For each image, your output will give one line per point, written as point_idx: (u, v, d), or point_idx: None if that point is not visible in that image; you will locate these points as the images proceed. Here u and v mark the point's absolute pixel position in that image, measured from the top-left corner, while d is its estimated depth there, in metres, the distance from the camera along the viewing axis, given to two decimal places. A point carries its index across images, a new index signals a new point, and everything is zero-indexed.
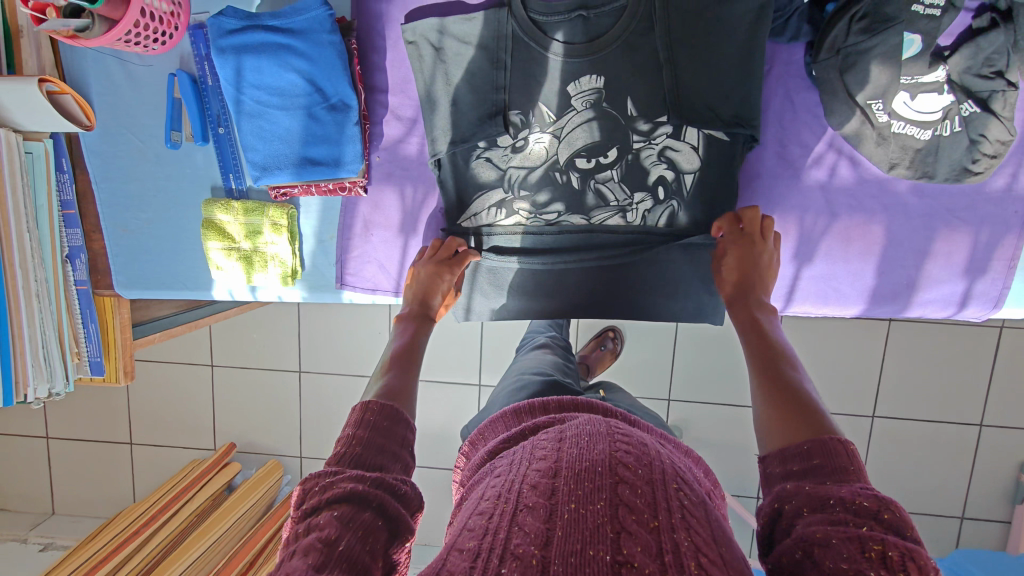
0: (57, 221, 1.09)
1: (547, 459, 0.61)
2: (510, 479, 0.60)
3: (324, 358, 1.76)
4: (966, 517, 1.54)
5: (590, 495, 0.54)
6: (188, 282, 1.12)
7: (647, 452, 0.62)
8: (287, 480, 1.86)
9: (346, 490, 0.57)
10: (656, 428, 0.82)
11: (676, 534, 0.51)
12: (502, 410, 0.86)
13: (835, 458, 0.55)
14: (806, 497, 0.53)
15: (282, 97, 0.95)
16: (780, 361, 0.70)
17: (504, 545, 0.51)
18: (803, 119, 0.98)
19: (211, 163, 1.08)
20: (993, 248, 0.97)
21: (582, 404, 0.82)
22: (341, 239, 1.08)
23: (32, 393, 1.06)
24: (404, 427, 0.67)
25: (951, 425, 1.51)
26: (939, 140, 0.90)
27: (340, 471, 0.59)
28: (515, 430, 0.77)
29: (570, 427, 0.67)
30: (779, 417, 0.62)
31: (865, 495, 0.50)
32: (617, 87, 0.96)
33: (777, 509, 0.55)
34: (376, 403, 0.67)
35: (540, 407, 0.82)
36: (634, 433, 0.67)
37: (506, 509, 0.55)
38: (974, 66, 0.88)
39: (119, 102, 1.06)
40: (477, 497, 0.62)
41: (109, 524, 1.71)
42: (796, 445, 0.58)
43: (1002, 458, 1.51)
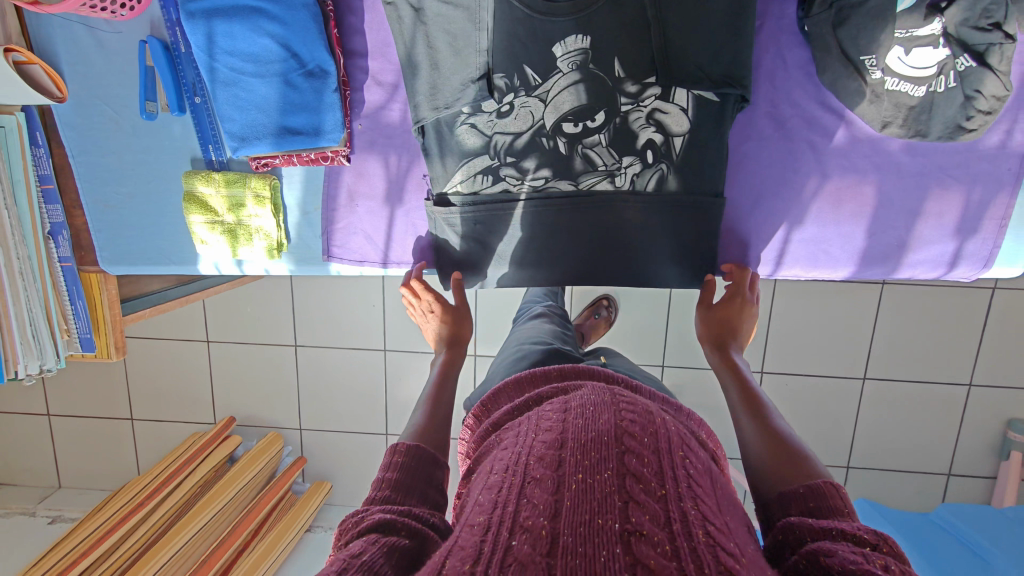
0: (36, 197, 1.08)
1: (552, 431, 0.60)
2: (518, 450, 0.60)
3: (320, 332, 1.77)
4: (953, 473, 1.58)
5: (597, 466, 0.54)
6: (174, 257, 1.11)
7: (652, 420, 0.61)
8: (288, 452, 1.89)
9: (376, 519, 0.61)
10: (658, 394, 0.82)
11: (683, 503, 0.52)
12: (505, 380, 0.86)
13: (829, 500, 0.61)
14: (809, 528, 0.57)
15: (256, 63, 0.91)
16: (762, 406, 0.78)
17: (514, 517, 0.50)
18: (795, 78, 0.95)
19: (189, 134, 1.05)
20: (985, 207, 0.95)
21: (584, 372, 0.82)
22: (325, 210, 1.07)
23: (23, 369, 1.07)
24: (431, 464, 0.72)
25: (940, 384, 1.53)
26: (933, 97, 0.88)
27: (371, 507, 0.64)
28: (520, 400, 0.77)
29: (575, 398, 0.67)
30: (770, 448, 0.70)
31: (864, 529, 0.55)
32: (603, 47, 0.93)
33: (783, 540, 0.58)
34: (402, 445, 0.73)
35: (542, 376, 0.83)
36: (638, 401, 0.67)
37: (515, 481, 0.54)
38: (973, 18, 0.84)
39: (90, 72, 1.03)
40: (486, 469, 0.62)
41: (113, 496, 1.73)
42: (794, 488, 0.64)
43: (989, 416, 1.53)
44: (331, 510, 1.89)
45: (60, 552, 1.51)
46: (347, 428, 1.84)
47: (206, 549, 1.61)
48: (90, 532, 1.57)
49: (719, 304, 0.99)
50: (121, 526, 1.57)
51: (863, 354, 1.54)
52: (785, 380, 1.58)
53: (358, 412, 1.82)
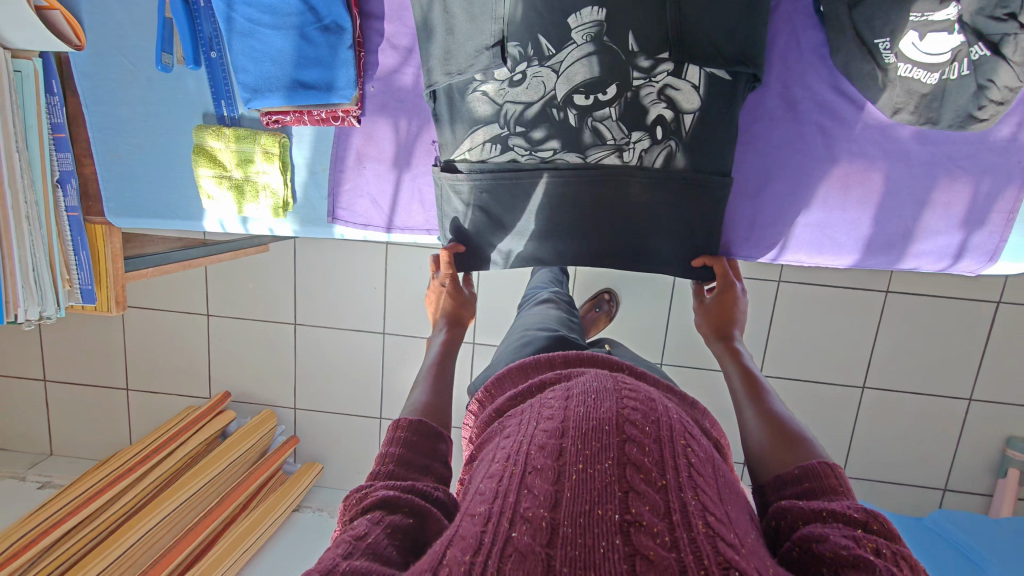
0: (47, 144, 1.09)
1: (554, 418, 0.59)
2: (520, 439, 0.58)
3: (320, 311, 1.77)
4: (949, 488, 1.56)
5: (598, 454, 0.53)
6: (180, 213, 1.12)
7: (655, 409, 0.60)
8: (282, 431, 1.88)
9: (379, 496, 0.59)
10: (663, 381, 0.80)
11: (684, 493, 0.51)
12: (508, 366, 0.85)
13: (823, 481, 0.60)
14: (802, 512, 0.56)
15: (274, 15, 0.92)
16: (761, 391, 0.77)
17: (513, 507, 0.49)
18: (809, 61, 0.95)
19: (203, 88, 1.05)
20: (993, 200, 0.95)
21: (587, 359, 0.81)
22: (333, 170, 1.07)
23: (23, 314, 1.07)
24: (433, 438, 0.71)
25: (940, 396, 1.51)
26: (945, 85, 0.88)
27: (374, 483, 0.62)
28: (523, 386, 0.76)
29: (578, 385, 0.65)
30: (775, 441, 0.68)
31: (854, 507, 0.54)
32: (619, 20, 0.94)
33: (776, 524, 0.57)
34: (406, 420, 0.71)
35: (546, 361, 0.82)
36: (640, 389, 0.66)
37: (515, 471, 0.53)
38: (988, 7, 0.83)
39: (110, 22, 1.04)
40: (488, 458, 0.60)
41: (103, 462, 1.72)
42: (789, 472, 0.63)
43: (989, 431, 1.51)
44: (321, 492, 1.88)
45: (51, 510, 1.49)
46: (342, 411, 1.83)
47: (195, 518, 1.60)
48: (84, 490, 1.57)
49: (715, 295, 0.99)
50: (108, 489, 1.55)
51: (863, 362, 1.53)
52: (783, 384, 1.57)
53: (353, 395, 1.81)
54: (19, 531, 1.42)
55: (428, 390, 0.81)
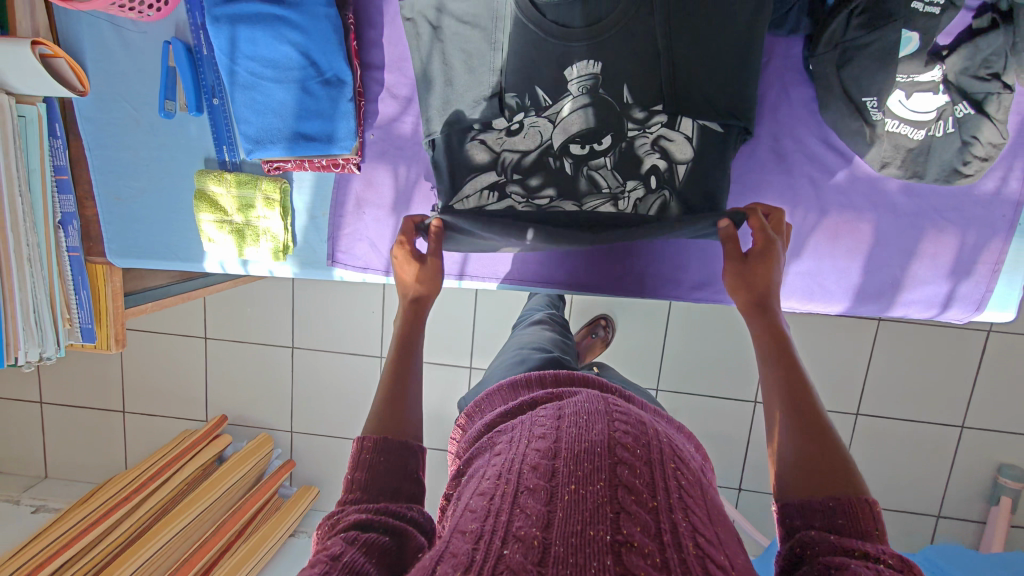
0: (50, 186, 1.11)
1: (546, 438, 0.60)
2: (511, 458, 0.59)
3: (318, 335, 1.77)
4: (942, 514, 1.57)
5: (590, 475, 0.53)
6: (180, 254, 1.13)
7: (645, 432, 0.60)
8: (277, 454, 1.88)
9: (352, 520, 0.59)
10: (650, 405, 0.81)
11: (674, 514, 0.51)
12: (499, 384, 0.85)
13: (860, 521, 0.52)
14: (829, 547, 0.51)
15: (276, 70, 0.90)
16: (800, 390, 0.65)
17: (506, 527, 0.50)
18: (799, 115, 0.97)
19: (205, 133, 1.07)
20: (979, 251, 0.97)
21: (577, 378, 0.82)
22: (333, 215, 1.08)
23: (23, 355, 1.08)
24: (403, 454, 0.66)
25: (936, 424, 1.53)
26: (931, 141, 0.91)
27: (345, 507, 0.61)
28: (513, 404, 0.75)
29: (569, 405, 0.65)
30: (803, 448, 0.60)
31: (889, 554, 0.49)
32: (613, 73, 0.97)
33: (797, 552, 0.53)
34: (370, 440, 0.66)
35: (537, 380, 0.81)
36: (631, 411, 0.66)
37: (507, 490, 0.54)
38: (971, 67, 0.88)
39: (112, 69, 1.05)
40: (478, 475, 0.61)
41: (99, 489, 1.72)
42: (819, 501, 0.55)
43: (978, 458, 1.53)
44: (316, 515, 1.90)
45: (41, 544, 1.47)
46: (338, 433, 1.84)
47: (187, 549, 1.59)
48: (69, 528, 1.54)
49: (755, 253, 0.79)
50: (108, 515, 1.56)
51: (855, 390, 1.55)
52: None
53: (349, 418, 1.82)
54: (13, 566, 1.41)
55: (412, 355, 0.77)
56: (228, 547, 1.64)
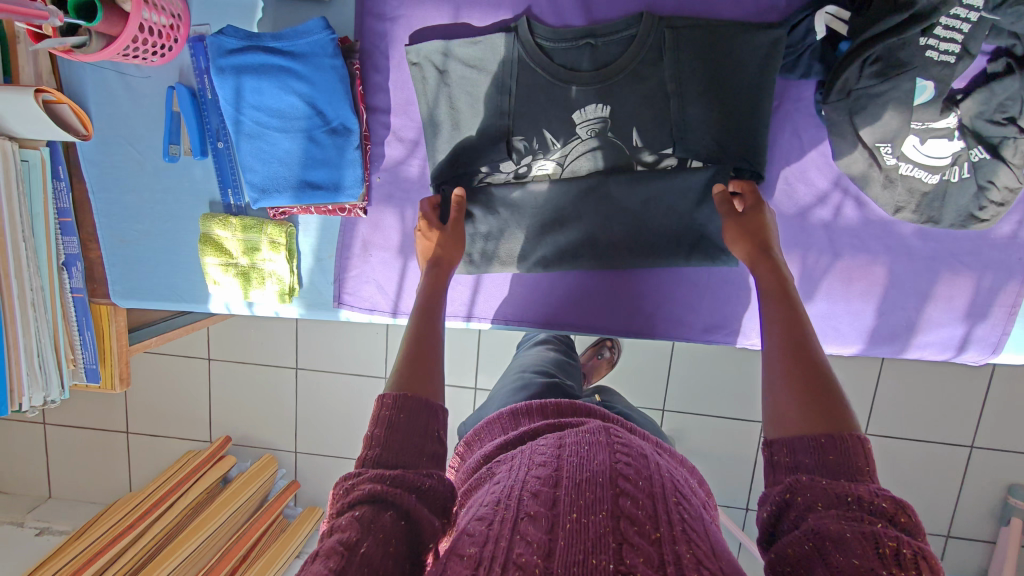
0: (53, 229, 1.09)
1: (547, 466, 0.58)
2: (510, 485, 0.57)
3: (321, 356, 1.74)
4: (952, 533, 1.48)
5: (592, 505, 0.52)
6: (185, 296, 1.12)
7: (647, 464, 0.58)
8: (282, 474, 1.86)
9: (366, 492, 0.54)
10: (651, 436, 0.75)
11: (678, 546, 0.49)
12: (498, 410, 0.78)
13: (853, 459, 0.52)
14: (824, 492, 0.50)
15: (282, 119, 0.91)
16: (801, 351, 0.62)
17: (507, 553, 0.49)
18: (812, 158, 0.95)
19: (210, 176, 1.06)
20: (994, 294, 0.96)
21: (582, 410, 0.74)
22: (339, 257, 1.07)
23: (27, 401, 1.06)
24: (425, 413, 0.61)
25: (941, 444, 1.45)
26: (946, 186, 0.90)
27: (361, 472, 0.56)
28: (513, 434, 0.70)
29: (570, 434, 0.63)
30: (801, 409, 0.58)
31: (882, 495, 0.49)
32: (623, 116, 0.95)
33: (788, 499, 0.53)
34: (391, 397, 0.61)
35: (538, 410, 0.74)
36: (633, 442, 0.63)
37: (507, 516, 0.52)
38: (988, 112, 0.87)
39: (116, 112, 1.05)
40: (476, 500, 0.59)
41: (104, 513, 1.71)
42: (811, 437, 0.54)
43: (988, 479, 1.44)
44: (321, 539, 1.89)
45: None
46: (338, 454, 1.81)
47: None
48: (77, 553, 1.54)
49: (748, 210, 0.85)
50: (97, 559, 1.51)
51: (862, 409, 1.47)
52: None
53: (352, 439, 1.79)
54: None
55: (434, 328, 0.73)
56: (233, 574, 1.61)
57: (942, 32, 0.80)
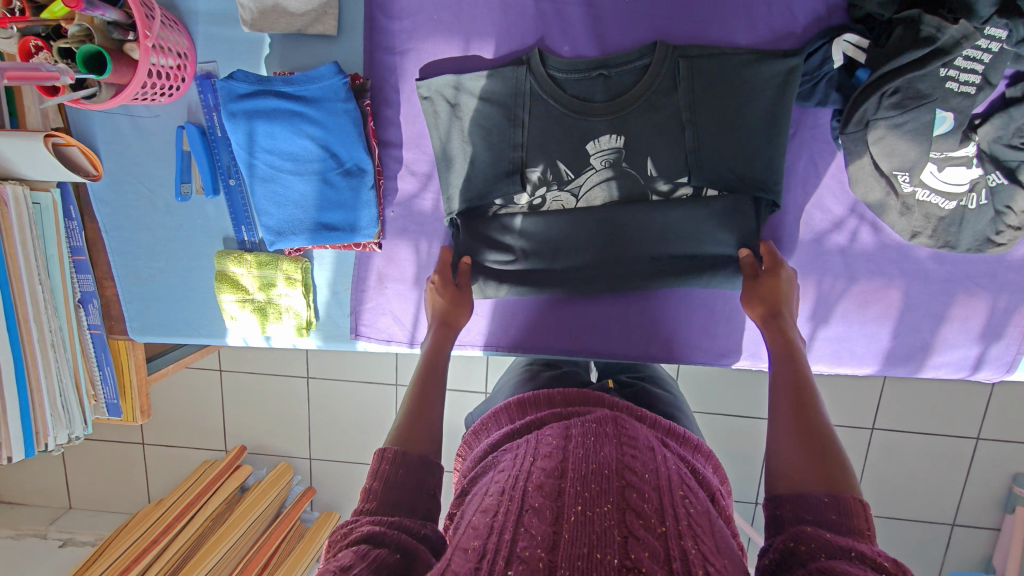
0: (68, 268, 1.07)
1: (552, 457, 0.56)
2: (514, 475, 0.55)
3: (332, 360, 1.52)
4: (958, 523, 1.36)
5: (597, 498, 0.50)
6: (203, 330, 1.12)
7: (654, 457, 0.57)
8: (298, 481, 1.63)
9: (364, 532, 0.54)
10: (665, 421, 0.71)
11: (684, 541, 0.48)
12: (506, 400, 0.77)
13: (851, 518, 0.52)
14: (825, 543, 0.49)
15: (296, 163, 0.95)
16: (806, 405, 0.65)
17: (509, 547, 0.46)
18: (828, 185, 0.95)
19: (223, 214, 1.06)
20: (1010, 315, 0.97)
21: (590, 398, 0.73)
22: (355, 290, 1.08)
23: (53, 440, 1.05)
24: (422, 469, 0.62)
25: (950, 438, 1.31)
26: (963, 212, 0.89)
27: (359, 517, 0.57)
28: (519, 424, 0.69)
29: (576, 424, 0.62)
30: (805, 449, 0.60)
31: (885, 557, 0.46)
32: (637, 146, 0.93)
33: (791, 547, 0.51)
34: (391, 451, 0.63)
35: (545, 400, 0.73)
36: (640, 434, 0.62)
37: (511, 507, 0.50)
38: (1005, 136, 0.86)
39: (127, 152, 1.04)
40: (478, 493, 0.57)
41: (124, 529, 1.47)
42: (814, 496, 0.55)
43: (994, 469, 1.32)
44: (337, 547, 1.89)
45: None
46: (356, 459, 1.57)
47: None
48: None
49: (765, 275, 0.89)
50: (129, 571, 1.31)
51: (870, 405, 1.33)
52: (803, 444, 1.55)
53: (373, 448, 1.55)
54: None
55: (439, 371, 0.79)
56: None
57: (963, 63, 0.80)
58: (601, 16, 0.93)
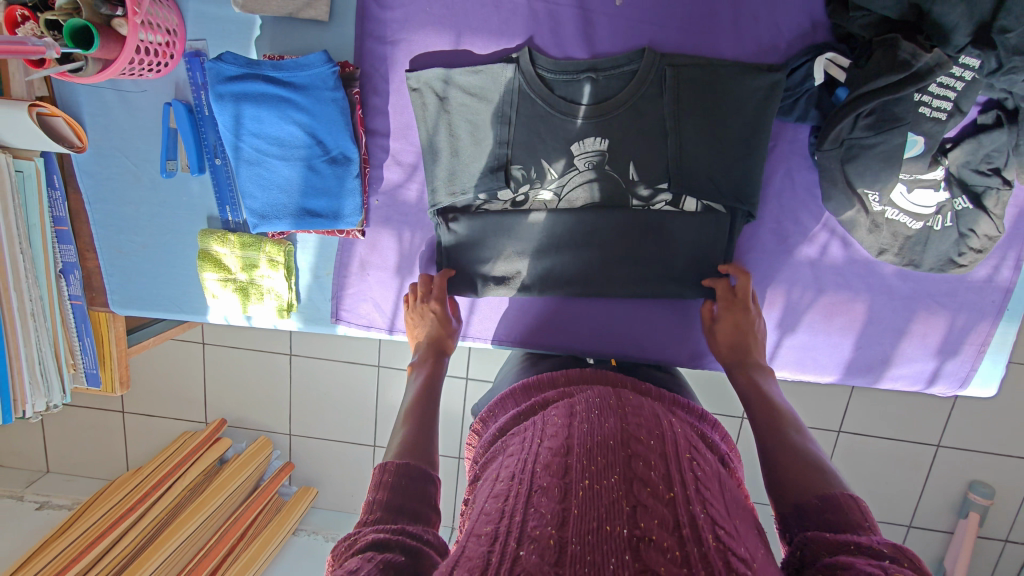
0: (50, 238, 1.07)
1: (557, 436, 0.59)
2: (523, 458, 0.58)
3: (315, 339, 1.53)
4: (913, 525, 1.42)
5: (604, 471, 0.53)
6: (185, 306, 1.13)
7: (660, 424, 0.61)
8: (276, 456, 1.65)
9: (369, 538, 0.55)
10: (669, 394, 0.78)
11: (693, 506, 0.50)
12: (511, 386, 0.82)
13: (848, 514, 0.55)
14: (826, 541, 0.52)
15: (282, 148, 0.96)
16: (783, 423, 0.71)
17: (520, 527, 0.49)
18: (801, 198, 0.98)
19: (207, 193, 1.06)
20: (966, 333, 1.01)
21: (592, 376, 0.79)
22: (337, 276, 1.09)
23: (31, 408, 1.05)
24: (423, 480, 0.65)
25: (911, 444, 1.36)
26: (929, 233, 0.92)
27: (364, 526, 0.58)
28: (524, 406, 0.73)
29: (580, 402, 0.66)
30: (795, 465, 0.63)
31: (884, 544, 0.49)
32: (620, 150, 0.95)
33: (799, 554, 0.53)
34: (393, 463, 0.66)
35: (548, 381, 0.79)
36: (644, 404, 0.65)
37: (521, 490, 0.53)
38: (974, 162, 0.89)
39: (113, 125, 1.04)
40: (489, 478, 0.60)
41: (100, 495, 1.48)
42: (810, 502, 0.58)
43: (949, 476, 1.37)
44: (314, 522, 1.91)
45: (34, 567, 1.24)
46: (334, 436, 1.60)
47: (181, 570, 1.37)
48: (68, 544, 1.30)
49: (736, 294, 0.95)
50: (98, 542, 1.31)
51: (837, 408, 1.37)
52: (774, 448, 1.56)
53: (354, 426, 1.58)
54: None
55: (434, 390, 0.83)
56: (218, 567, 1.41)
57: (936, 89, 0.82)
58: (592, 19, 0.94)
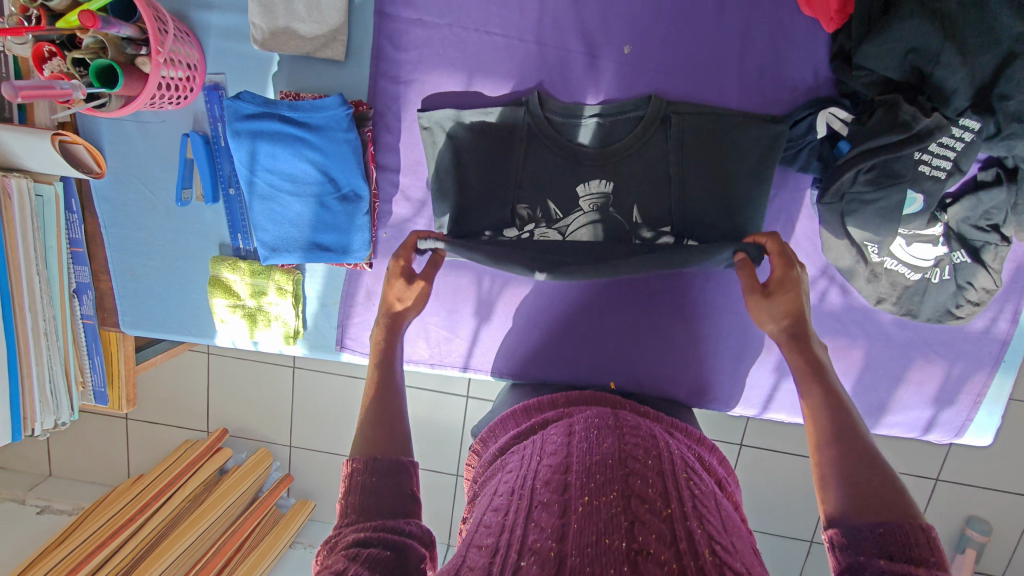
0: (65, 259, 1.10)
1: (557, 454, 0.61)
2: (523, 474, 0.60)
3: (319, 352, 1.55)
4: None
5: (603, 487, 0.54)
6: (194, 329, 1.15)
7: (656, 444, 0.62)
8: (276, 467, 1.66)
9: (351, 538, 0.57)
10: (665, 415, 0.80)
11: (690, 522, 0.51)
12: (512, 407, 0.83)
13: (914, 546, 0.50)
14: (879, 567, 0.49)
15: (295, 184, 0.98)
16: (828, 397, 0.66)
17: (520, 541, 0.50)
18: (802, 246, 0.99)
19: (220, 221, 1.09)
20: (963, 382, 1.02)
21: (591, 399, 0.80)
22: (343, 305, 1.11)
23: (39, 426, 1.06)
24: (395, 468, 0.65)
25: (909, 478, 1.35)
26: (927, 284, 0.94)
27: (343, 529, 0.60)
28: (523, 426, 0.75)
29: (579, 421, 0.68)
30: (841, 462, 0.59)
31: None
32: (624, 193, 0.96)
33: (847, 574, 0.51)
34: (358, 461, 0.65)
35: (548, 403, 0.80)
36: (641, 424, 0.66)
37: (521, 506, 0.55)
38: (972, 217, 0.91)
39: (131, 153, 1.07)
40: (490, 492, 0.62)
41: (102, 503, 1.50)
42: (869, 523, 0.53)
43: (946, 512, 1.36)
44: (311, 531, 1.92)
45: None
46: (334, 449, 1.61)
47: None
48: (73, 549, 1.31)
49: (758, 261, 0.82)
50: (98, 551, 1.31)
51: None
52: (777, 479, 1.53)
53: None
54: None
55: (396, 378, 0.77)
56: None
57: (936, 149, 0.84)
58: (601, 66, 0.96)
